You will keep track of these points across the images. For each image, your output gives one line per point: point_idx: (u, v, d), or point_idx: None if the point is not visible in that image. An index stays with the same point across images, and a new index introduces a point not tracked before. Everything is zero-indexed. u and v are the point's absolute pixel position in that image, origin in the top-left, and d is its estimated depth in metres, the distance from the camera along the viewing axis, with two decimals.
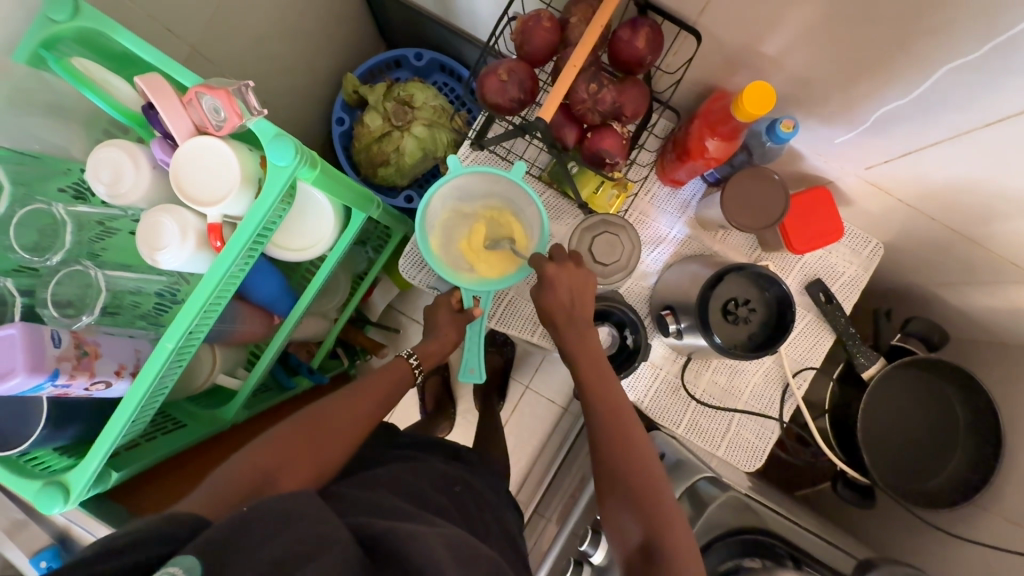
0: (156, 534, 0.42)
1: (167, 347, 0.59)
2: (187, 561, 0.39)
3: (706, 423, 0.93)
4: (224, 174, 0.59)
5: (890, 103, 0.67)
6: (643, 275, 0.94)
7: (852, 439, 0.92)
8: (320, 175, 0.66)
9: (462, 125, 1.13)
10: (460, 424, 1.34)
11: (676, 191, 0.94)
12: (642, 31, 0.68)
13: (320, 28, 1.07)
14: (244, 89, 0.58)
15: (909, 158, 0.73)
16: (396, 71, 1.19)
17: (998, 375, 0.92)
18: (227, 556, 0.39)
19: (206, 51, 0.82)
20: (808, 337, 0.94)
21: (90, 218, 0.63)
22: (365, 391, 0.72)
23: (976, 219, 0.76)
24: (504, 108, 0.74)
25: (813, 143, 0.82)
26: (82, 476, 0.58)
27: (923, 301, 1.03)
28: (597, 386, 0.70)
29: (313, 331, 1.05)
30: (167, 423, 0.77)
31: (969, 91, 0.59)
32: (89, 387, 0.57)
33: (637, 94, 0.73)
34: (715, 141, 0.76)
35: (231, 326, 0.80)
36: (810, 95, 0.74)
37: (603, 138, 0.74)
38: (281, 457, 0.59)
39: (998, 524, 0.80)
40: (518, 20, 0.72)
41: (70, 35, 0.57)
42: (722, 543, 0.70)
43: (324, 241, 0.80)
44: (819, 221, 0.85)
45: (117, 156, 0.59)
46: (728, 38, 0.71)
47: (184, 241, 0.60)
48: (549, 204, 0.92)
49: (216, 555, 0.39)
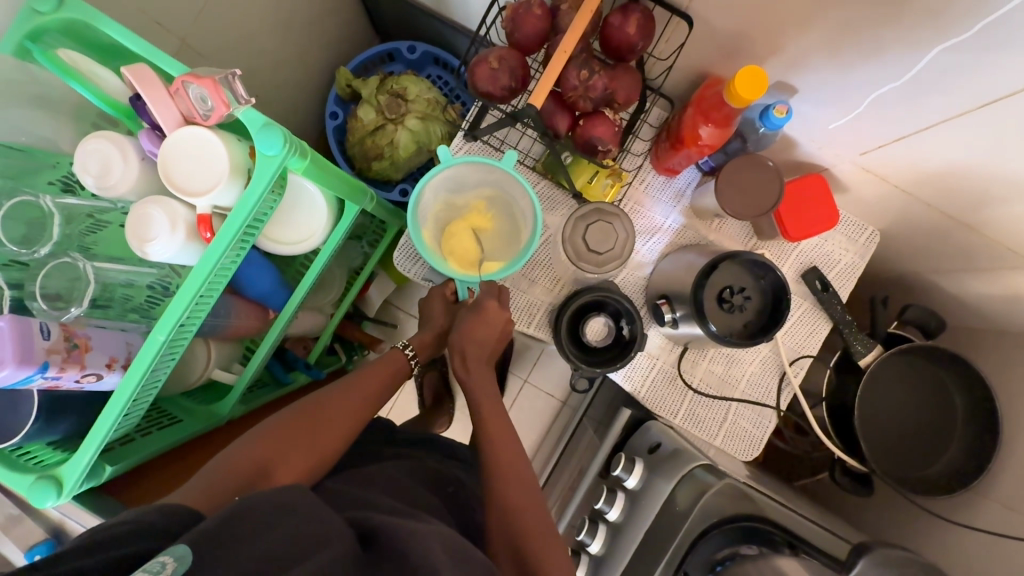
0: (147, 525, 0.42)
1: (158, 339, 0.59)
2: (179, 550, 0.38)
3: (703, 412, 0.93)
4: (212, 164, 0.58)
5: (883, 86, 0.67)
6: (638, 265, 0.94)
7: (849, 426, 0.92)
8: (310, 165, 0.65)
9: (456, 117, 1.12)
10: (458, 418, 1.34)
11: (671, 180, 0.94)
12: (632, 17, 0.67)
13: (312, 20, 1.06)
14: (232, 78, 0.58)
15: (904, 143, 0.73)
16: (389, 64, 1.19)
17: (995, 360, 0.92)
18: (217, 544, 0.39)
19: (196, 44, 0.82)
20: (805, 325, 0.94)
21: (79, 211, 0.62)
22: (360, 384, 0.71)
23: (971, 203, 0.76)
24: (495, 96, 0.74)
25: (806, 128, 0.82)
26: (75, 470, 0.58)
27: (920, 289, 1.03)
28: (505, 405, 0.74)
29: (309, 325, 1.05)
30: (161, 417, 0.76)
31: (963, 72, 0.59)
32: (80, 379, 0.57)
33: (628, 81, 0.72)
34: (707, 127, 0.76)
35: (224, 320, 0.79)
36: (804, 80, 0.74)
37: (595, 125, 0.74)
38: (272, 449, 0.58)
39: (996, 511, 0.80)
40: (508, 7, 0.72)
41: (56, 27, 0.57)
42: (718, 530, 0.70)
43: (317, 234, 0.80)
44: (815, 208, 0.85)
45: (105, 147, 0.59)
46: (721, 24, 0.71)
47: (173, 232, 0.59)
48: (544, 195, 0.92)
49: (206, 543, 0.39)
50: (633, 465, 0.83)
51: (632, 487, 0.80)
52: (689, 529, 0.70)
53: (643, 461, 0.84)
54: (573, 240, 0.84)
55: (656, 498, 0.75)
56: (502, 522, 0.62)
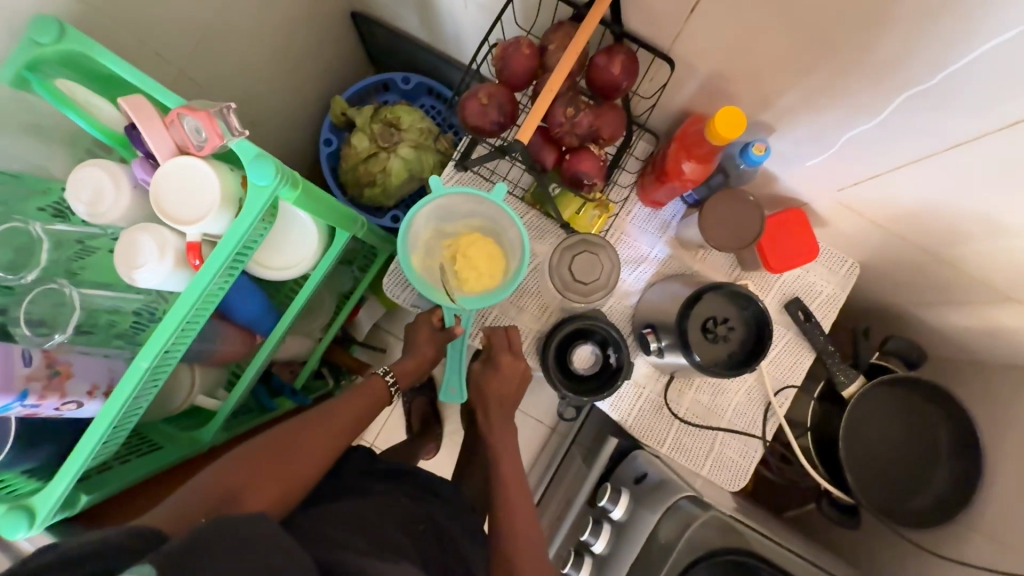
0: (111, 547, 0.40)
1: (141, 366, 0.58)
2: (145, 570, 0.37)
3: (690, 442, 0.93)
4: (203, 194, 0.59)
5: (856, 127, 0.70)
6: (625, 294, 0.95)
7: (834, 457, 0.92)
8: (301, 194, 0.66)
9: (448, 147, 1.15)
10: (446, 445, 1.33)
11: (657, 212, 0.96)
12: (617, 58, 0.70)
13: (309, 52, 1.09)
14: (225, 111, 0.60)
15: (878, 181, 0.76)
16: (383, 94, 1.21)
17: (976, 392, 0.93)
18: (184, 566, 0.38)
19: (193, 73, 0.84)
20: (788, 355, 0.95)
21: (69, 237, 0.63)
22: (341, 412, 0.71)
23: (945, 240, 0.78)
24: (484, 130, 0.76)
25: (785, 164, 0.84)
26: (48, 500, 0.57)
27: (902, 321, 1.05)
28: (514, 482, 0.77)
29: (297, 349, 1.04)
30: (142, 445, 0.76)
31: (931, 116, 0.62)
32: (59, 407, 0.57)
33: (614, 118, 0.75)
34: (690, 163, 0.79)
35: (210, 345, 0.79)
36: (780, 119, 0.76)
37: (581, 160, 0.76)
38: (245, 480, 0.57)
39: (982, 544, 0.80)
40: (499, 46, 0.74)
41: (54, 59, 0.57)
42: (708, 561, 0.70)
43: (305, 262, 0.80)
44: (794, 242, 0.87)
45: (98, 175, 0.60)
46: (702, 66, 0.74)
47: (162, 259, 0.60)
48: (532, 224, 0.94)
49: (171, 569, 0.38)
50: (619, 495, 0.83)
51: (617, 518, 0.80)
52: (676, 560, 0.71)
53: (628, 492, 0.84)
54: (560, 270, 0.86)
55: (642, 531, 0.76)
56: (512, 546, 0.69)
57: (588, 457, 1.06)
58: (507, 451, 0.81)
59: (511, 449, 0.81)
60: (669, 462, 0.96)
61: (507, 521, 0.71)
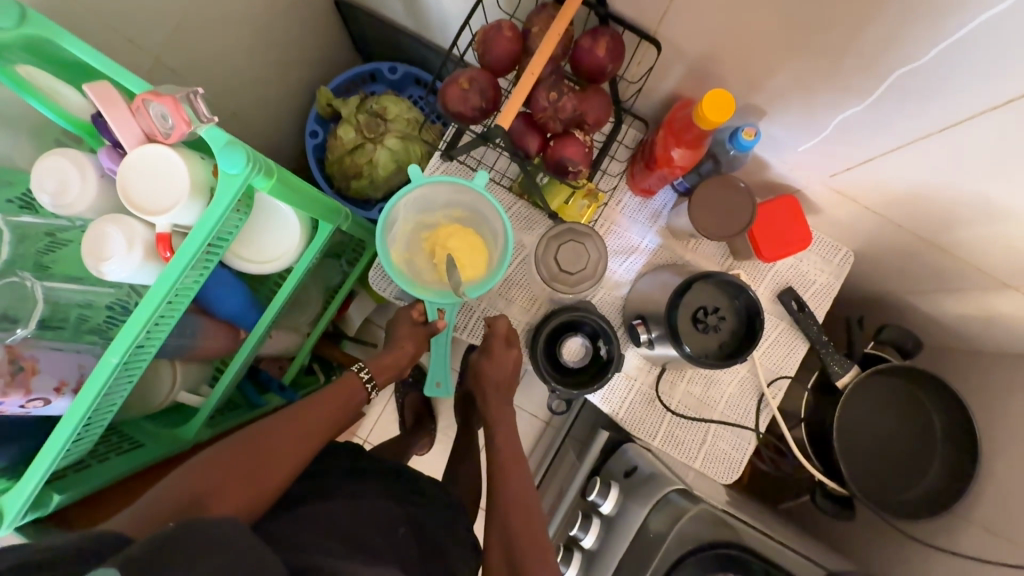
0: (62, 553, 0.39)
1: (111, 362, 0.57)
2: None
3: (682, 434, 0.92)
4: (173, 183, 0.57)
5: (847, 109, 0.68)
6: (616, 284, 0.93)
7: (828, 449, 0.91)
8: (276, 183, 0.64)
9: (435, 138, 1.13)
10: (439, 440, 1.31)
11: (647, 201, 0.94)
12: (602, 40, 0.68)
13: (293, 41, 1.07)
14: (194, 96, 0.57)
15: (870, 165, 0.74)
16: (370, 84, 1.19)
17: (972, 381, 0.92)
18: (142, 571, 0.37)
19: (169, 61, 0.82)
20: (782, 346, 0.93)
21: (36, 229, 0.61)
22: (320, 406, 0.70)
23: (938, 226, 0.77)
24: (466, 117, 0.74)
25: (778, 150, 0.83)
26: (17, 500, 0.55)
27: (897, 309, 1.03)
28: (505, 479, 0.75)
29: (283, 344, 1.02)
30: (121, 442, 0.74)
31: (924, 96, 0.60)
32: (24, 404, 0.56)
33: (598, 102, 0.73)
34: (679, 149, 0.77)
35: (191, 341, 0.78)
36: (770, 102, 0.74)
37: (565, 146, 0.74)
38: (217, 479, 0.56)
39: (977, 535, 0.78)
40: (481, 29, 0.72)
41: (18, 45, 0.54)
42: (695, 557, 0.68)
43: (286, 256, 0.78)
44: (787, 229, 0.85)
45: (62, 164, 0.58)
46: (690, 48, 0.72)
47: (130, 251, 0.58)
48: (520, 214, 0.92)
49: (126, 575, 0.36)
50: (608, 490, 0.82)
51: (606, 512, 0.79)
52: (666, 554, 0.69)
53: (618, 486, 0.83)
54: (546, 261, 0.84)
55: (631, 526, 0.74)
56: (505, 544, 0.67)
57: (581, 451, 1.05)
58: (499, 444, 0.79)
59: (501, 444, 0.80)
60: (662, 455, 0.95)
61: (493, 517, 0.70)
